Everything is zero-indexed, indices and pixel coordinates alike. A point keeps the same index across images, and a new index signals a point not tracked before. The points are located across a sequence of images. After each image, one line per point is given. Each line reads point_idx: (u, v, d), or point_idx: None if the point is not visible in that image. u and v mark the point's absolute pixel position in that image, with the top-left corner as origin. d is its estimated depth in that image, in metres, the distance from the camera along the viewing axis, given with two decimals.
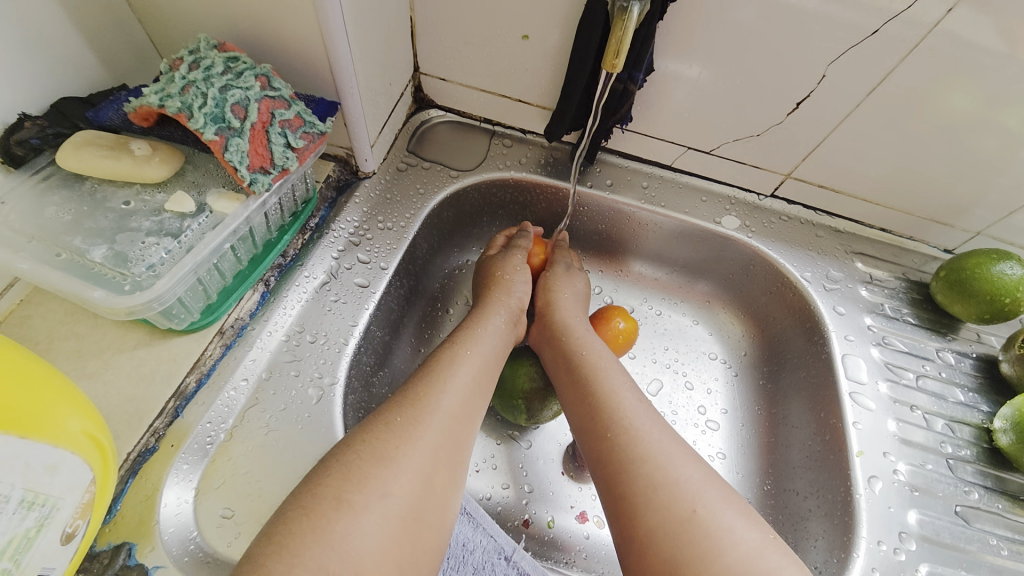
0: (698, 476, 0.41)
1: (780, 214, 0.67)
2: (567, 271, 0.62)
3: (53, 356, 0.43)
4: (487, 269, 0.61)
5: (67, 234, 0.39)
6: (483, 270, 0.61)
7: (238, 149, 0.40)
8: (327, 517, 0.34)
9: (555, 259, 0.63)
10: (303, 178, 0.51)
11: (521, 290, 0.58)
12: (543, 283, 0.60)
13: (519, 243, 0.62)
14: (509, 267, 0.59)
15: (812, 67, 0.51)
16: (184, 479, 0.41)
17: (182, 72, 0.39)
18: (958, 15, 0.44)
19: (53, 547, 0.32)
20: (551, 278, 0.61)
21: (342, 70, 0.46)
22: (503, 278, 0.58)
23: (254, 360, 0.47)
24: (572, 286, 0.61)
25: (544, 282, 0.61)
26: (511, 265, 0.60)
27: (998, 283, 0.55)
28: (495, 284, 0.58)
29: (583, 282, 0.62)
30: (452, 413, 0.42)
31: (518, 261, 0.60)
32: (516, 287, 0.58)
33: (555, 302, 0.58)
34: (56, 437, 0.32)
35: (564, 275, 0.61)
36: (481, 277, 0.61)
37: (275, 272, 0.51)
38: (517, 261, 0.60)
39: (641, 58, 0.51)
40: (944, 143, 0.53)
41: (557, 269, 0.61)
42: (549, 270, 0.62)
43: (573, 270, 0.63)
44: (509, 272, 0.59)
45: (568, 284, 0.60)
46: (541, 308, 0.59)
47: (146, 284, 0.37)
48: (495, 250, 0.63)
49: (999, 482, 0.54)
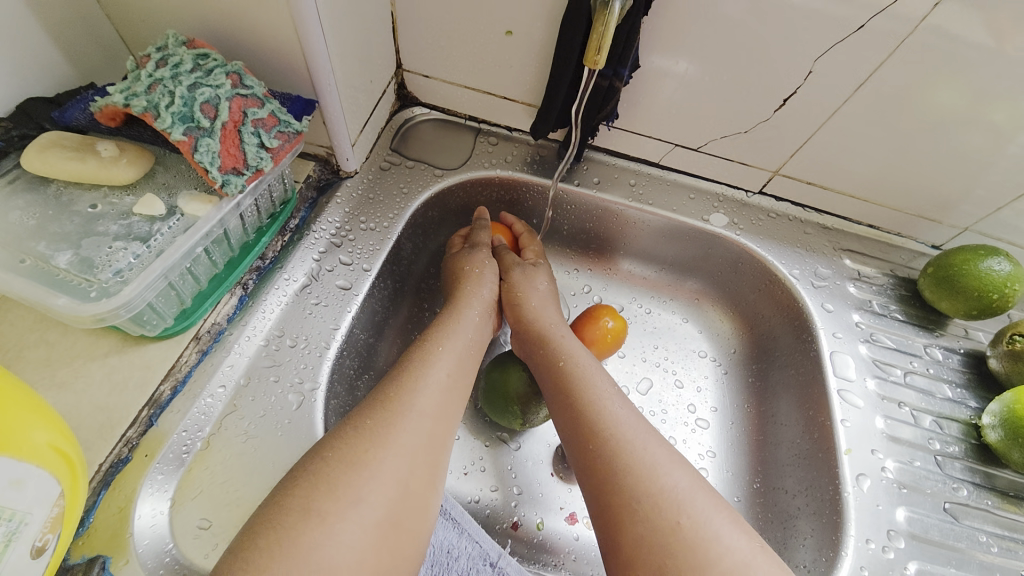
0: (686, 484, 0.40)
1: (768, 211, 0.66)
2: (525, 274, 0.60)
3: (21, 365, 0.41)
4: (452, 266, 0.60)
5: (32, 239, 0.37)
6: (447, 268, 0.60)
7: (209, 149, 0.38)
8: (295, 528, 0.33)
9: (508, 264, 0.60)
10: (282, 179, 0.50)
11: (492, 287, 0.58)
12: (506, 290, 0.59)
13: (480, 240, 0.61)
14: (478, 261, 0.58)
15: (799, 62, 0.50)
16: (159, 490, 0.40)
17: (148, 70, 0.38)
18: (945, 9, 0.43)
19: (23, 561, 0.31)
20: (511, 286, 0.59)
21: (318, 67, 0.45)
22: (472, 271, 0.58)
23: (232, 367, 0.46)
24: (534, 288, 0.59)
25: (507, 289, 0.59)
26: (478, 259, 0.59)
27: (985, 280, 0.55)
28: (465, 278, 0.57)
29: (544, 281, 0.60)
30: (428, 414, 0.41)
31: (485, 256, 0.59)
32: (486, 282, 0.57)
33: (522, 303, 0.57)
34: (20, 451, 0.31)
35: (523, 279, 0.59)
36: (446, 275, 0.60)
37: (254, 275, 0.50)
38: (484, 257, 0.59)
39: (627, 55, 0.51)
40: (932, 138, 0.53)
41: (514, 274, 0.59)
42: (507, 276, 0.59)
43: (530, 270, 0.61)
44: (478, 266, 0.58)
45: (528, 285, 0.59)
46: (509, 306, 0.58)
47: (113, 291, 0.36)
48: (456, 248, 0.62)
49: (988, 479, 0.54)
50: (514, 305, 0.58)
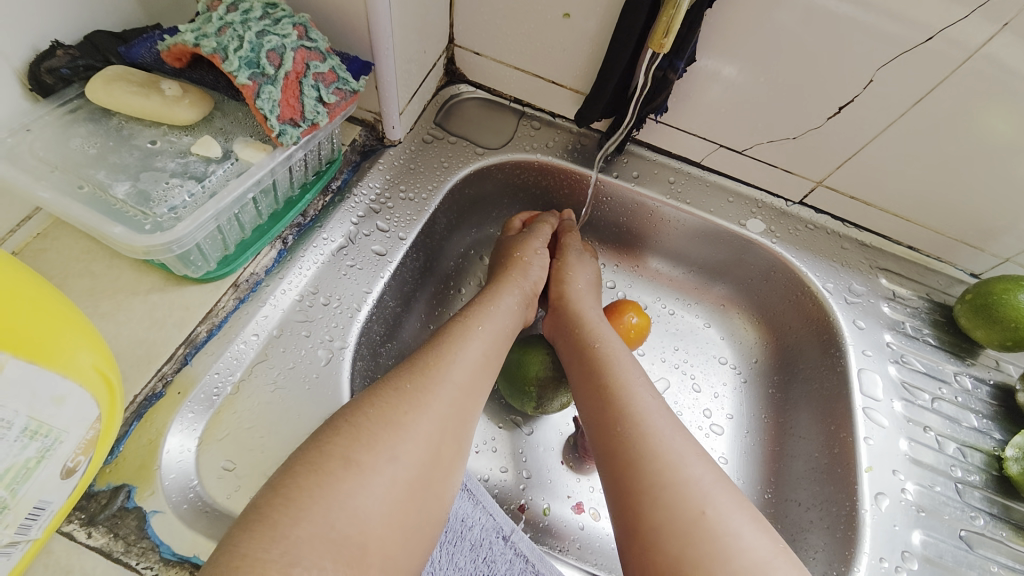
0: (710, 478, 0.40)
1: (807, 222, 0.65)
2: (579, 258, 0.60)
3: (67, 291, 0.42)
4: (504, 249, 0.60)
5: (90, 168, 0.38)
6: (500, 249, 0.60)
7: (270, 97, 0.39)
8: (336, 475, 0.33)
9: (566, 244, 0.61)
10: (331, 138, 0.50)
11: (538, 274, 0.57)
12: (555, 271, 0.59)
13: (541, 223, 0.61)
14: (529, 249, 0.58)
15: (855, 76, 0.49)
16: (188, 428, 0.41)
17: (220, 13, 0.39)
18: (1008, 36, 0.42)
19: (52, 480, 0.32)
20: (564, 265, 0.59)
21: (379, 30, 0.45)
22: (520, 258, 0.57)
23: (266, 317, 0.46)
24: (584, 273, 0.59)
25: (558, 269, 0.59)
26: (529, 248, 0.58)
27: (1023, 311, 0.54)
28: (513, 264, 0.57)
29: (594, 271, 0.60)
30: (461, 385, 0.42)
31: (538, 244, 0.59)
32: (533, 272, 0.57)
33: (568, 291, 0.57)
34: (66, 370, 0.32)
35: (577, 260, 0.60)
36: (498, 257, 0.60)
37: (294, 231, 0.51)
38: (537, 245, 0.59)
39: (685, 47, 0.50)
40: (985, 166, 0.52)
41: (568, 255, 0.60)
42: (561, 257, 0.60)
43: (585, 257, 0.61)
44: (529, 254, 0.58)
45: (580, 270, 0.59)
46: (554, 294, 0.58)
47: (167, 226, 0.37)
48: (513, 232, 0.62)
49: (1005, 511, 0.53)
50: (560, 286, 0.58)
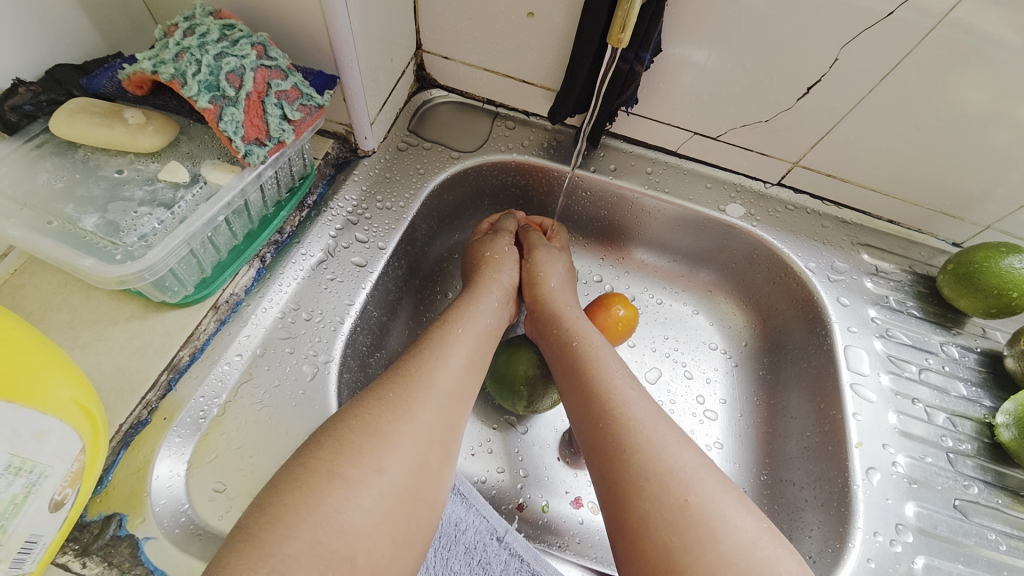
0: (694, 464, 0.40)
1: (786, 203, 0.65)
2: (547, 254, 0.60)
3: (46, 325, 0.43)
4: (474, 252, 0.60)
5: (59, 202, 0.39)
6: (468, 254, 0.61)
7: (233, 119, 0.39)
8: (323, 491, 0.34)
9: (532, 243, 0.61)
10: (301, 154, 0.51)
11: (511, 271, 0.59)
12: (526, 271, 0.59)
13: (505, 228, 0.62)
14: (499, 247, 0.59)
15: (823, 53, 0.49)
16: (177, 452, 0.41)
17: (177, 38, 0.39)
18: (973, 2, 0.42)
19: (41, 514, 0.32)
20: (533, 265, 0.59)
21: (341, 43, 0.45)
22: (492, 257, 0.58)
23: (249, 336, 0.46)
24: (555, 268, 0.59)
25: (528, 269, 0.59)
26: (500, 246, 0.59)
27: (1004, 278, 0.54)
28: (484, 263, 0.58)
29: (564, 265, 0.60)
30: (447, 394, 0.42)
31: (507, 242, 0.60)
32: (506, 267, 0.58)
33: (543, 287, 0.58)
34: (44, 405, 0.32)
35: (546, 257, 0.60)
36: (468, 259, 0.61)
37: (272, 248, 0.51)
38: (506, 243, 0.60)
39: (649, 38, 0.50)
40: (957, 135, 0.52)
41: (536, 252, 0.60)
42: (529, 255, 0.60)
43: (552, 251, 0.61)
44: (500, 253, 0.59)
45: (550, 266, 0.59)
46: (529, 297, 0.58)
47: (137, 255, 0.37)
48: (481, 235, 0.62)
49: (999, 477, 0.53)
50: (533, 285, 0.58)
